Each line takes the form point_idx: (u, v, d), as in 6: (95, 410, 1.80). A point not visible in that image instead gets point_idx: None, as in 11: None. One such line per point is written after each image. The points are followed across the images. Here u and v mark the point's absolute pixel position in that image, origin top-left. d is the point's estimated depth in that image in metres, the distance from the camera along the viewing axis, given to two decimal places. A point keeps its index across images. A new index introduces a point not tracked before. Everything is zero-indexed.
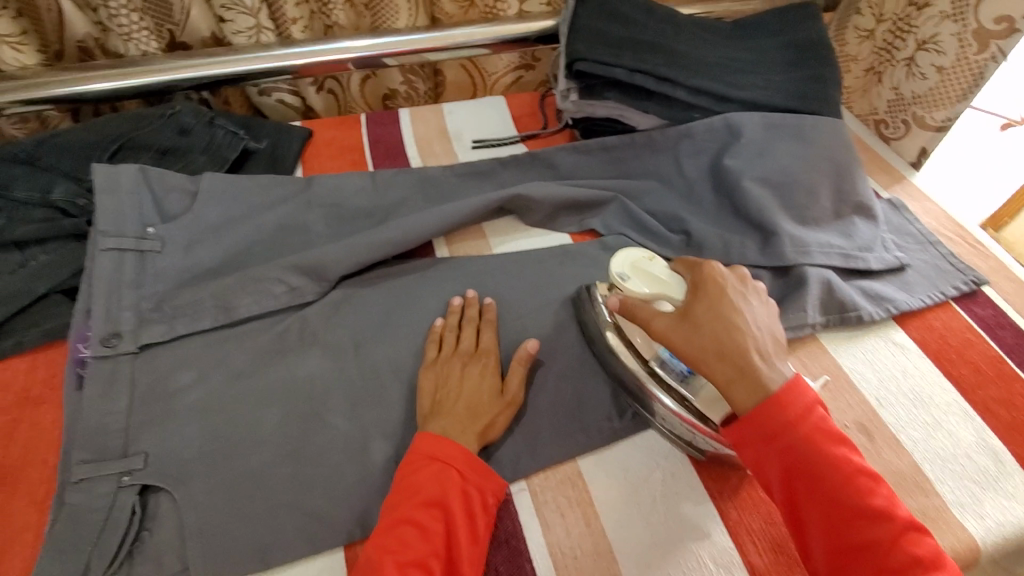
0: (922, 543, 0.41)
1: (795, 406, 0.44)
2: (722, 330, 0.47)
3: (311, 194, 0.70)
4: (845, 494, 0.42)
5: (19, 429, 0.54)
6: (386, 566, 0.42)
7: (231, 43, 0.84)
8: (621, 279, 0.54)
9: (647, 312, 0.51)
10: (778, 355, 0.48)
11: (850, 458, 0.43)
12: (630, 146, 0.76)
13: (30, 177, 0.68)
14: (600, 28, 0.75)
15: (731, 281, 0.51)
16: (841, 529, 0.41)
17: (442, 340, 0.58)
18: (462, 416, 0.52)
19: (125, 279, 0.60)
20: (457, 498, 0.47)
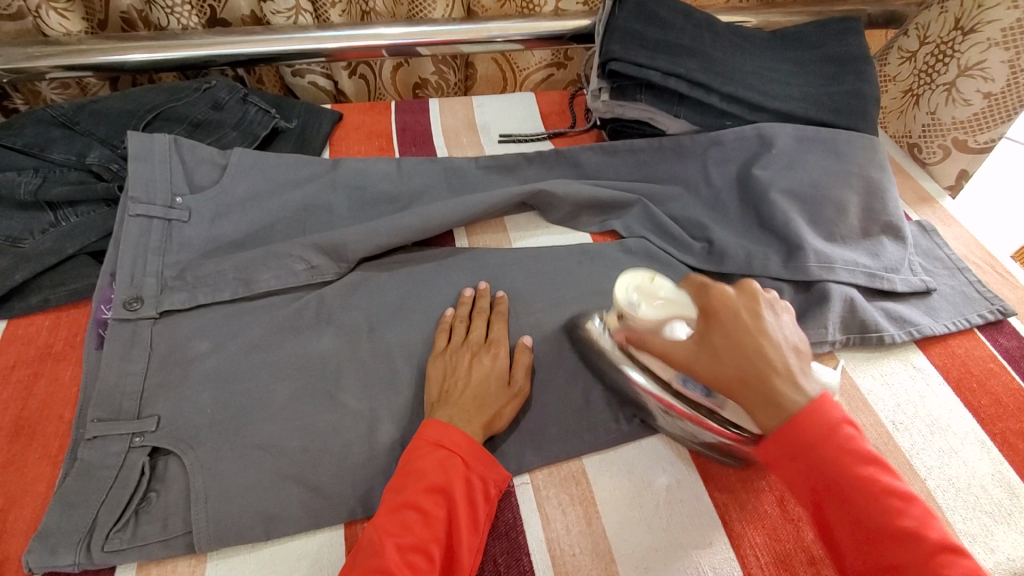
0: (959, 566, 0.37)
1: (819, 424, 0.41)
2: (744, 359, 0.44)
3: (337, 175, 0.71)
4: (870, 516, 0.39)
5: (39, 383, 0.56)
6: (387, 547, 0.42)
7: (270, 23, 0.86)
8: (632, 308, 0.51)
9: (663, 341, 0.48)
10: (806, 373, 0.44)
11: (879, 475, 0.40)
12: (657, 150, 0.75)
13: (68, 141, 0.70)
14: (637, 29, 0.75)
15: (747, 297, 0.46)
16: (868, 552, 0.39)
17: (452, 330, 0.58)
18: (470, 405, 0.52)
19: (151, 245, 0.61)
20: (460, 485, 0.47)
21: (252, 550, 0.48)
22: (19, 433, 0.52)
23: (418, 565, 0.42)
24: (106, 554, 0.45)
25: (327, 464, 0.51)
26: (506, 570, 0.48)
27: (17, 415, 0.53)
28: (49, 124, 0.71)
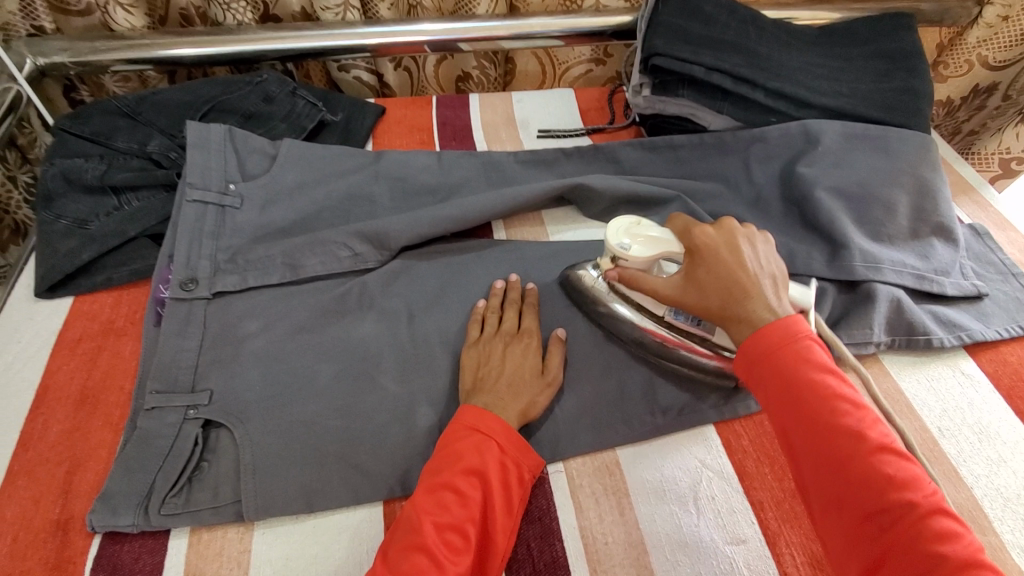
0: (900, 466, 0.39)
1: (787, 332, 0.44)
2: (721, 286, 0.47)
3: (380, 167, 0.73)
4: (822, 414, 0.41)
5: (102, 356, 0.59)
6: (425, 524, 0.44)
7: (319, 19, 0.88)
8: (622, 249, 0.54)
9: (651, 283, 0.52)
10: (781, 295, 0.47)
11: (834, 381, 0.42)
12: (698, 146, 0.75)
13: (131, 130, 0.74)
14: (681, 24, 0.74)
15: (723, 237, 0.50)
16: (817, 450, 0.40)
17: (485, 320, 0.59)
18: (504, 392, 0.53)
19: (206, 230, 0.64)
20: (496, 467, 0.48)
21: (296, 521, 0.50)
22: (84, 401, 0.56)
23: (454, 543, 0.44)
24: (162, 518, 0.48)
25: (368, 442, 0.52)
26: (539, 554, 0.48)
27: (82, 385, 0.57)
28: (114, 114, 0.76)
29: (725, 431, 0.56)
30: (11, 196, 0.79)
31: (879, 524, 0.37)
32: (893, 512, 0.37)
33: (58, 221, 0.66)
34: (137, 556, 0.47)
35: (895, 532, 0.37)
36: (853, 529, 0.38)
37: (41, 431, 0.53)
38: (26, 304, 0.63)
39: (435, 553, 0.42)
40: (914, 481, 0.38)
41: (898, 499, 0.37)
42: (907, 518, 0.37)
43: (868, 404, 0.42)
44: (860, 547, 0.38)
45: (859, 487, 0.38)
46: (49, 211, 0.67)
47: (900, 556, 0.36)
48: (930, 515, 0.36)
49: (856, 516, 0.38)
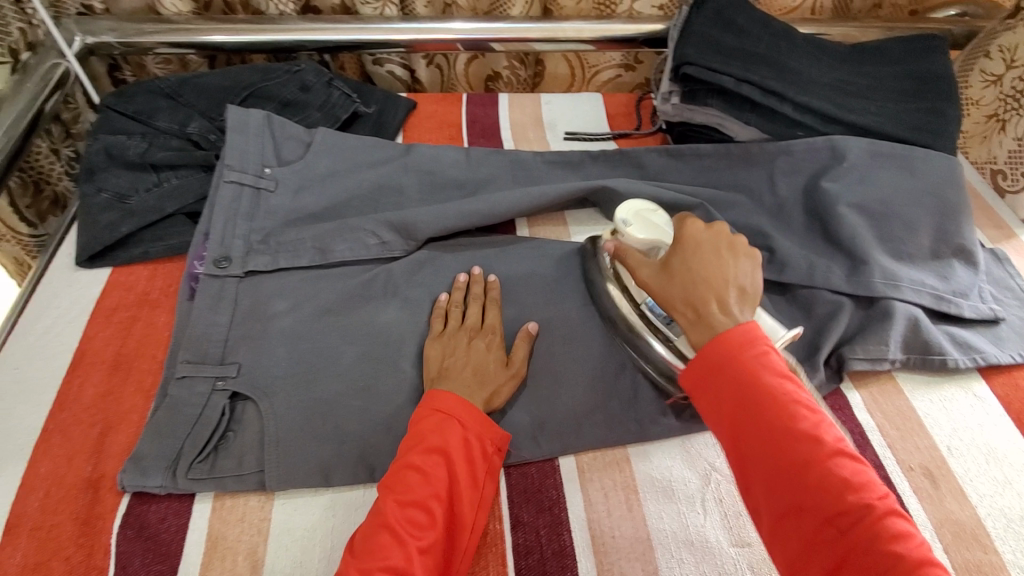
0: (853, 468, 0.40)
1: (743, 338, 0.45)
2: (692, 283, 0.49)
3: (410, 159, 0.75)
4: (780, 421, 0.41)
5: (137, 325, 0.62)
6: (388, 503, 0.46)
7: (358, 12, 0.91)
8: (623, 225, 0.60)
9: (635, 262, 0.54)
10: (746, 311, 0.48)
11: (789, 387, 0.43)
12: (724, 156, 0.76)
13: (173, 111, 0.77)
14: (714, 36, 0.76)
15: (710, 238, 0.51)
16: (773, 456, 0.41)
17: (448, 314, 0.60)
18: (470, 380, 0.54)
19: (241, 210, 0.67)
20: (456, 445, 0.49)
21: (314, 494, 0.52)
22: (118, 367, 0.58)
23: (418, 519, 0.45)
24: (188, 482, 0.50)
25: (387, 424, 0.54)
26: (547, 543, 0.50)
27: (116, 351, 0.59)
28: (158, 95, 0.78)
29: None
30: (54, 168, 0.83)
31: (838, 529, 0.38)
32: (852, 514, 0.38)
33: (100, 193, 0.69)
34: (163, 516, 0.49)
35: (854, 536, 0.37)
36: (813, 535, 0.38)
37: (76, 392, 0.56)
38: (67, 271, 0.66)
39: (397, 529, 0.44)
40: (866, 480, 0.39)
41: (856, 500, 0.38)
42: (866, 519, 0.37)
43: (818, 408, 0.43)
44: (822, 552, 0.38)
45: (816, 491, 0.39)
46: (92, 184, 0.70)
47: (861, 559, 0.36)
48: (885, 514, 0.37)
49: (816, 521, 0.38)
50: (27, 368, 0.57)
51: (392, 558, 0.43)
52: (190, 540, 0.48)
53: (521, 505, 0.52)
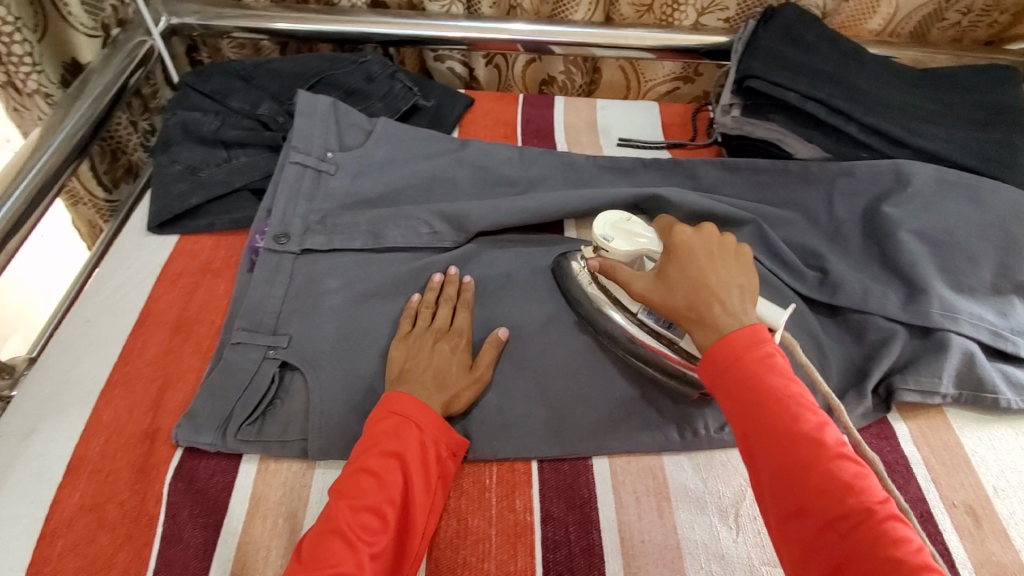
0: (855, 471, 0.39)
1: (749, 339, 0.45)
2: (690, 288, 0.50)
3: (465, 154, 0.76)
4: (782, 422, 0.41)
5: (199, 291, 0.65)
6: (341, 507, 0.45)
7: (425, 9, 0.91)
8: (605, 241, 0.58)
9: (627, 276, 0.54)
10: (749, 307, 0.48)
11: (793, 387, 0.43)
12: (781, 173, 0.74)
13: (245, 92, 0.81)
14: (780, 51, 0.75)
15: (700, 240, 0.52)
16: (775, 458, 0.41)
17: (417, 315, 0.60)
18: (429, 384, 0.54)
19: (303, 191, 0.69)
20: (412, 448, 0.49)
21: None
22: (179, 328, 0.61)
23: (371, 523, 0.45)
24: (237, 443, 0.53)
25: None
26: (576, 539, 0.50)
27: (178, 314, 0.63)
28: (233, 76, 0.82)
29: None
30: (131, 140, 0.88)
31: (838, 531, 0.37)
32: (853, 518, 0.37)
33: (173, 165, 0.73)
34: (211, 473, 0.52)
35: (854, 539, 0.37)
36: (816, 538, 0.38)
37: (139, 349, 0.59)
38: (139, 236, 0.70)
39: (348, 534, 0.44)
40: (868, 483, 0.39)
41: (857, 504, 0.37)
42: (868, 523, 0.37)
43: (820, 409, 0.43)
44: (825, 554, 0.37)
45: (818, 493, 0.39)
46: (167, 155, 0.74)
47: (863, 563, 0.36)
48: (887, 518, 0.37)
49: (818, 524, 0.38)
50: (96, 322, 0.61)
51: (342, 565, 0.42)
52: (235, 498, 0.51)
53: (552, 500, 0.52)
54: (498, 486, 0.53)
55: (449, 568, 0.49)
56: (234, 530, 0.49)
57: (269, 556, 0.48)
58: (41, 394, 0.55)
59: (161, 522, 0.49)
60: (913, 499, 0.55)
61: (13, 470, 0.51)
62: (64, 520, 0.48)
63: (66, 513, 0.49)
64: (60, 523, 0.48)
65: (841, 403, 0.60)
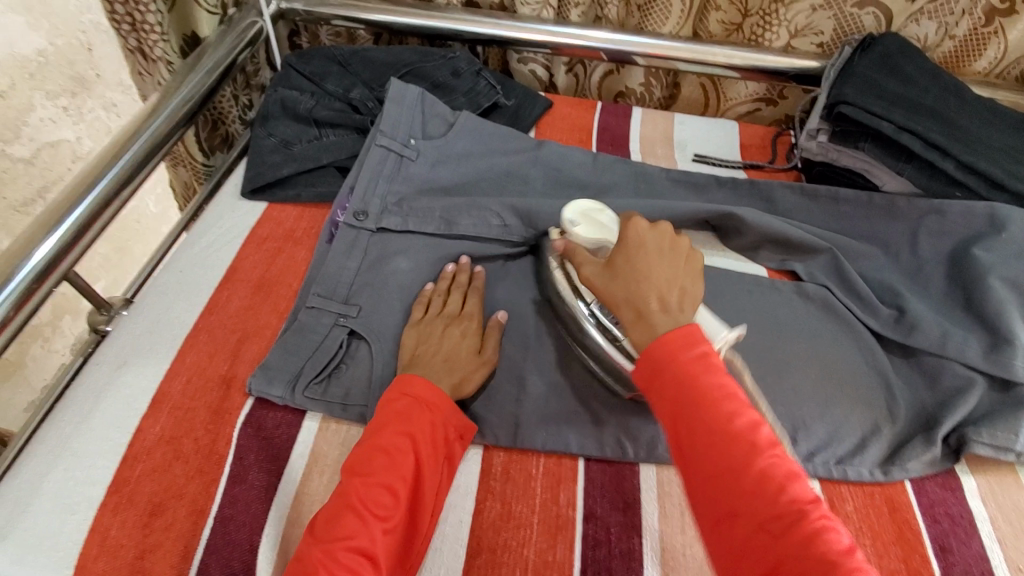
0: (784, 470, 0.40)
1: (684, 340, 0.45)
2: (632, 281, 0.50)
3: (540, 154, 0.78)
4: (718, 423, 0.42)
5: (281, 256, 0.69)
6: (353, 484, 0.47)
7: (517, 12, 0.92)
8: (571, 225, 0.61)
9: (581, 259, 0.55)
10: (685, 308, 0.49)
11: (726, 385, 0.43)
12: (864, 205, 0.72)
13: (340, 76, 0.86)
14: (877, 80, 0.73)
15: (651, 237, 0.52)
16: (709, 461, 0.41)
17: (429, 303, 0.62)
18: (438, 367, 0.56)
19: (385, 173, 0.73)
20: (421, 428, 0.51)
21: None
22: (261, 288, 0.66)
23: (383, 500, 0.47)
24: (303, 400, 0.56)
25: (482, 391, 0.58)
26: (616, 541, 0.50)
27: (261, 275, 0.67)
28: (331, 61, 0.87)
29: (832, 489, 0.56)
30: (231, 112, 0.95)
31: (772, 532, 0.38)
32: (786, 518, 0.38)
33: (270, 138, 0.78)
34: (278, 424, 0.55)
35: (786, 539, 0.38)
36: (748, 538, 0.39)
37: (224, 302, 0.64)
38: (232, 199, 0.75)
39: (361, 510, 0.46)
40: (797, 483, 0.40)
41: (788, 503, 0.39)
42: (800, 522, 0.38)
43: (751, 406, 0.44)
44: (757, 556, 0.38)
45: (751, 497, 0.39)
46: (264, 128, 0.79)
47: (794, 563, 0.37)
48: (816, 517, 0.38)
49: (750, 525, 0.39)
50: (188, 273, 0.66)
51: (357, 538, 0.45)
52: (298, 450, 0.54)
53: (596, 499, 0.53)
54: (542, 477, 0.54)
55: (489, 548, 0.50)
56: (293, 479, 0.52)
57: None
58: (135, 332, 0.60)
59: (229, 462, 0.52)
60: (974, 556, 0.52)
61: (104, 397, 0.55)
62: (145, 447, 0.52)
63: (146, 442, 0.53)
64: (142, 449, 0.52)
65: (907, 447, 0.57)
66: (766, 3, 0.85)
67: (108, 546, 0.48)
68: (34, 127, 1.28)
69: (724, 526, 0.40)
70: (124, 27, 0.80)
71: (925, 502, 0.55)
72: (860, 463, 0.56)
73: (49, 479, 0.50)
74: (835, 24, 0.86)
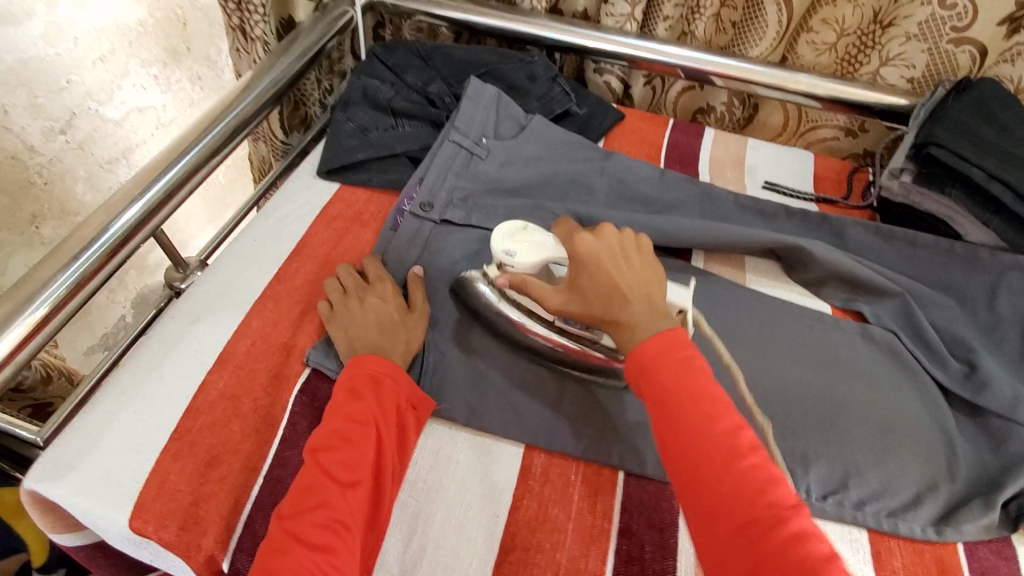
0: (765, 472, 0.41)
1: (670, 342, 0.46)
2: (603, 296, 0.50)
3: (608, 164, 0.78)
4: (705, 429, 0.43)
5: (348, 236, 0.72)
6: (315, 458, 0.49)
7: (600, 23, 0.93)
8: (508, 256, 0.57)
9: (540, 291, 0.53)
10: (658, 303, 0.49)
11: (711, 386, 0.44)
12: (941, 253, 0.70)
13: (420, 70, 0.88)
14: (970, 125, 0.70)
15: (602, 241, 0.51)
16: (696, 464, 0.42)
17: (331, 295, 0.62)
18: (382, 339, 0.58)
19: (454, 168, 0.74)
20: (373, 399, 0.52)
21: (451, 428, 0.57)
22: (327, 264, 0.68)
23: (345, 468, 0.48)
24: None
25: (528, 390, 0.58)
26: (650, 559, 0.50)
27: (328, 252, 0.70)
28: (413, 54, 0.89)
29: (879, 542, 0.54)
30: (313, 95, 0.99)
31: (752, 535, 0.39)
32: (765, 521, 0.39)
33: (348, 122, 0.81)
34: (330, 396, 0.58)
35: (765, 543, 0.38)
36: (729, 540, 0.40)
37: (293, 274, 0.66)
38: (307, 177, 0.78)
39: (326, 479, 0.47)
40: (780, 486, 0.40)
41: (767, 505, 0.40)
42: (780, 525, 0.39)
43: (738, 411, 0.44)
44: (738, 558, 0.39)
45: (735, 497, 0.40)
46: (344, 113, 0.81)
47: (773, 566, 0.37)
48: (795, 522, 0.39)
49: (730, 527, 0.40)
50: (262, 243, 0.69)
51: (324, 505, 0.46)
52: None
53: (633, 514, 0.52)
54: (580, 485, 0.54)
55: (522, 546, 0.50)
56: None
57: None
58: (209, 292, 0.64)
59: (283, 426, 0.55)
60: None
61: (175, 349, 0.59)
62: (207, 401, 0.55)
63: (209, 396, 0.56)
64: (204, 402, 0.55)
65: (963, 510, 0.54)
66: (865, 24, 0.84)
67: (165, 489, 0.51)
68: (126, 91, 1.38)
69: (707, 530, 0.41)
70: (230, 6, 0.85)
71: (977, 568, 0.52)
72: (912, 519, 0.54)
73: (119, 419, 0.54)
74: (929, 58, 0.83)
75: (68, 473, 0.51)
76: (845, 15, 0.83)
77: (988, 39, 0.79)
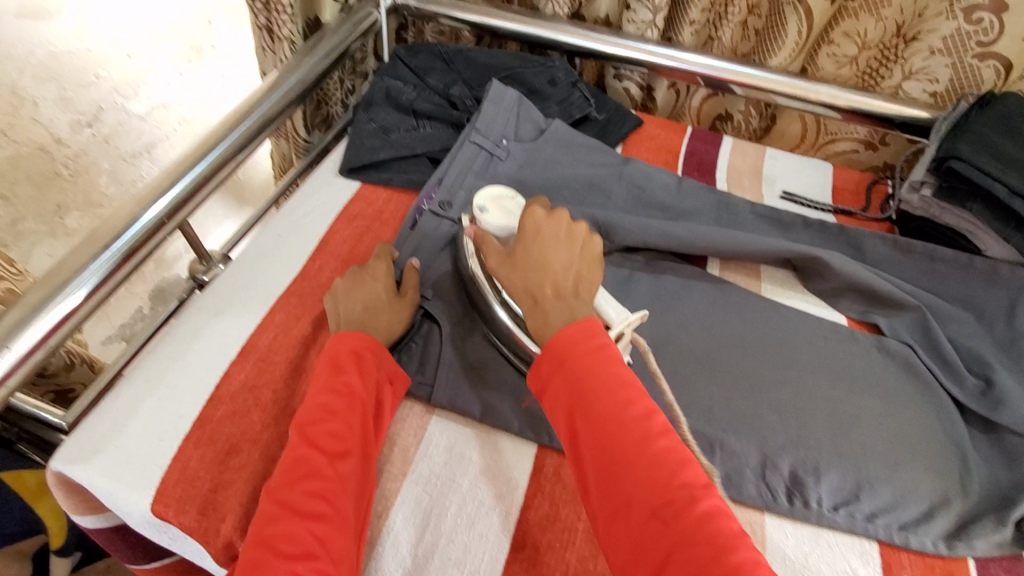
0: (672, 455, 0.41)
1: (583, 332, 0.46)
2: (528, 272, 0.52)
3: (625, 170, 0.78)
4: (614, 420, 0.42)
5: (368, 233, 0.73)
6: (301, 432, 0.50)
7: (621, 30, 0.93)
8: (482, 211, 0.64)
9: (488, 247, 0.57)
10: (581, 293, 0.51)
11: (621, 374, 0.44)
12: (960, 267, 0.70)
13: (442, 71, 0.89)
14: (993, 140, 0.69)
15: (548, 225, 0.55)
16: (608, 454, 0.42)
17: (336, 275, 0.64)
18: (366, 319, 0.59)
19: (473, 170, 0.75)
20: (356, 373, 0.54)
21: (465, 426, 0.58)
22: (347, 261, 0.70)
23: (331, 439, 0.50)
24: None
25: None
26: None
27: (348, 249, 0.71)
28: (435, 57, 0.90)
29: (891, 555, 0.54)
30: (336, 95, 1.01)
31: (662, 519, 0.39)
32: (676, 503, 0.39)
33: (370, 123, 0.82)
34: None
35: (676, 525, 0.38)
36: (641, 528, 0.39)
37: (313, 269, 0.68)
38: (329, 175, 0.80)
39: (314, 451, 0.49)
40: (690, 468, 0.40)
41: (679, 487, 0.39)
42: (690, 506, 0.38)
43: (651, 397, 0.44)
44: (652, 545, 0.38)
45: (645, 484, 0.40)
46: (366, 113, 0.83)
47: (684, 548, 0.37)
48: (707, 503, 0.39)
49: (642, 515, 0.39)
50: (284, 238, 0.71)
51: (314, 474, 0.48)
52: None
53: None
54: None
55: (532, 545, 0.51)
56: None
57: (380, 477, 0.54)
58: (232, 285, 0.65)
59: None
60: None
61: (198, 338, 0.60)
62: (229, 391, 0.57)
63: (231, 386, 0.57)
64: (226, 392, 0.57)
65: (976, 525, 0.53)
66: (888, 38, 0.84)
67: (185, 475, 0.52)
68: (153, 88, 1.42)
69: (618, 521, 0.40)
70: (258, 6, 0.87)
71: None
72: (925, 532, 0.54)
73: (144, 405, 0.55)
74: (953, 73, 0.82)
75: (94, 456, 0.52)
76: (867, 28, 0.83)
77: (1014, 54, 0.78)
